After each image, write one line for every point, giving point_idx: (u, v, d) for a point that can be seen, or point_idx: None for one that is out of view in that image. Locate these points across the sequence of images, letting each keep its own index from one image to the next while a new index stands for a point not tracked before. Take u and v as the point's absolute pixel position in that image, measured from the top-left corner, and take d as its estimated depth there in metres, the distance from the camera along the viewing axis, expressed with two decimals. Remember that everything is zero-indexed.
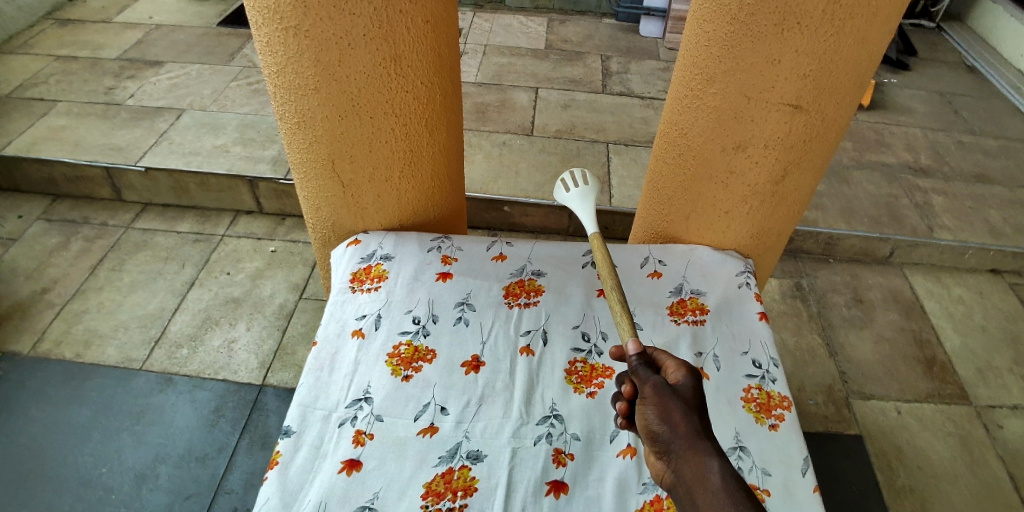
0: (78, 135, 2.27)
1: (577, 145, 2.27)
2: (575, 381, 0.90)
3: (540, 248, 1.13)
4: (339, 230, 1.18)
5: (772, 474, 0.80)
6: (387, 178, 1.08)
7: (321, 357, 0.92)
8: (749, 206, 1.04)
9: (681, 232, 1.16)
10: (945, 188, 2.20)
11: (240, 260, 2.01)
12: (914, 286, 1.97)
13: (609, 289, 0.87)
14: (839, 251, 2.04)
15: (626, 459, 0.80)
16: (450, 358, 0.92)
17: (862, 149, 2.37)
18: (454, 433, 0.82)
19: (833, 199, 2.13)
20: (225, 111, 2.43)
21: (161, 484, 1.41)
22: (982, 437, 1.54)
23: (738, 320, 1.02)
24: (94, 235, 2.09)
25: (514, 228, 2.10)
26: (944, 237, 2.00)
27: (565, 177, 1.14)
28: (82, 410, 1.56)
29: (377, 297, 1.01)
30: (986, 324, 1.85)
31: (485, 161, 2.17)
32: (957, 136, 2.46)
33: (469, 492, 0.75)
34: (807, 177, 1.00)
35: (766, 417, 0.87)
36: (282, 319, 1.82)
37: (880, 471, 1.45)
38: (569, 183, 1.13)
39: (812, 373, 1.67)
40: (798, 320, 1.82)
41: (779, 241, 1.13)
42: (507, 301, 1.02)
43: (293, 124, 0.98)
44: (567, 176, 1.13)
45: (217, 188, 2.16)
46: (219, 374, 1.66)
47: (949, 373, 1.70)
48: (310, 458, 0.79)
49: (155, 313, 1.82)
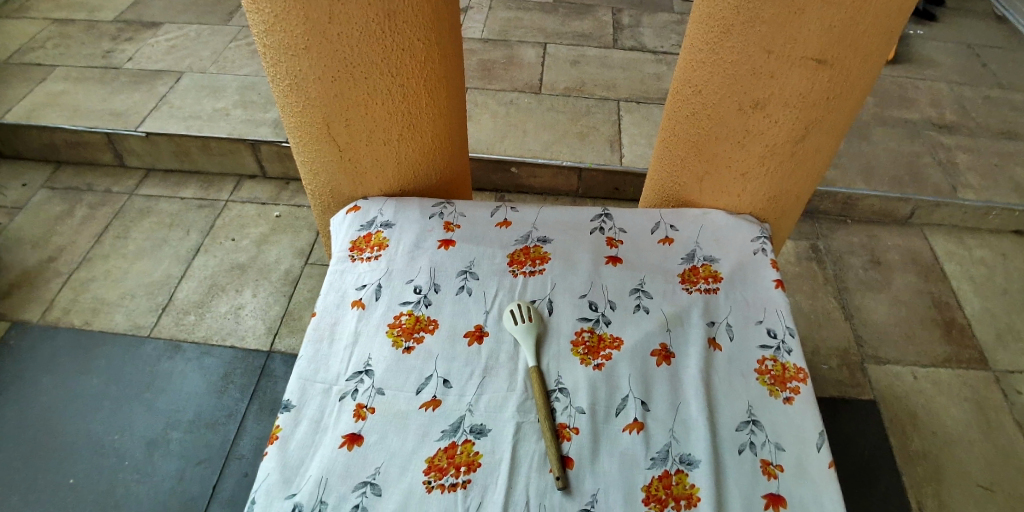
0: (77, 100, 2.22)
1: (587, 103, 2.18)
2: (582, 352, 0.87)
3: (546, 214, 1.09)
4: (339, 196, 1.13)
5: (785, 449, 0.77)
6: (385, 142, 1.03)
7: (321, 328, 0.90)
8: (767, 168, 0.98)
9: (694, 194, 1.10)
10: (971, 145, 2.10)
11: (245, 226, 1.98)
12: (934, 247, 1.91)
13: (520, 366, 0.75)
14: (857, 211, 1.97)
15: (633, 434, 0.77)
16: (453, 328, 0.89)
17: (885, 104, 2.26)
18: (457, 406, 0.80)
19: (853, 158, 2.04)
20: (224, 73, 2.36)
21: (173, 450, 1.43)
22: (999, 402, 1.51)
23: (752, 287, 0.98)
24: (98, 202, 2.06)
25: (522, 190, 2.04)
26: (967, 196, 1.92)
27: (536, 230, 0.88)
28: (93, 377, 1.57)
29: (376, 266, 0.98)
30: (1008, 286, 1.79)
31: (492, 120, 2.09)
32: (984, 90, 2.33)
33: (473, 467, 0.73)
34: (830, 136, 0.93)
35: (780, 390, 0.84)
36: (288, 284, 1.80)
37: (894, 436, 1.43)
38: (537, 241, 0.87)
39: (827, 336, 1.64)
40: (814, 283, 1.77)
41: (797, 204, 1.07)
42: (512, 269, 0.98)
43: (284, 85, 0.93)
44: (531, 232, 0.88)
45: (219, 151, 2.11)
46: (227, 340, 1.66)
47: (968, 337, 1.65)
48: (310, 432, 0.77)
49: (161, 280, 1.81)
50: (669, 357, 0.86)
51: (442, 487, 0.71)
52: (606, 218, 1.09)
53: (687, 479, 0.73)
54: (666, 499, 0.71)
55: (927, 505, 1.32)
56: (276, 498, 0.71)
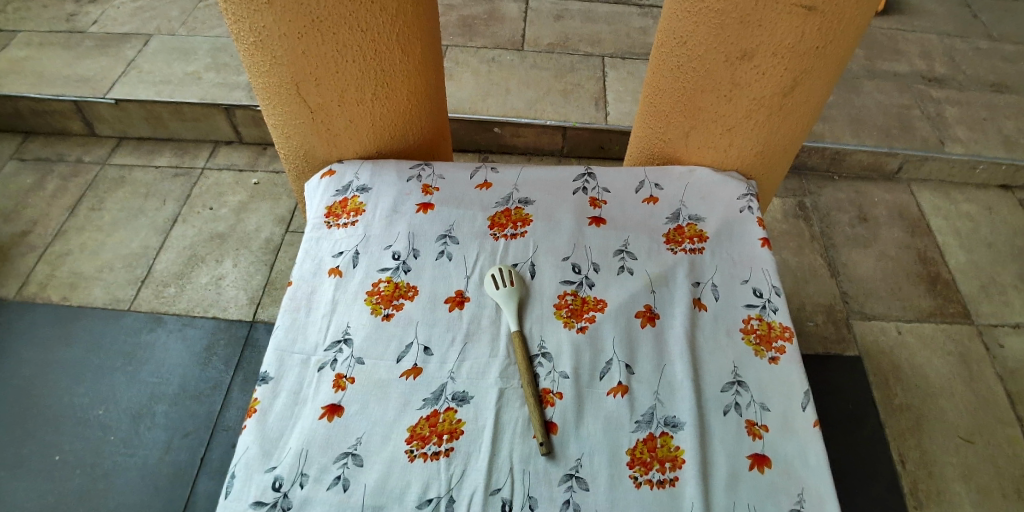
0: (41, 67, 2.10)
1: (572, 59, 2.11)
2: (565, 315, 0.85)
3: (527, 174, 1.05)
4: (313, 159, 1.08)
5: (770, 409, 0.77)
6: (358, 102, 0.97)
7: (297, 297, 0.87)
8: (755, 121, 0.95)
9: (680, 150, 1.07)
10: (960, 98, 2.07)
11: (222, 194, 1.92)
12: (921, 202, 1.90)
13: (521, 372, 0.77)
14: (845, 166, 1.95)
15: (617, 398, 0.76)
16: (433, 294, 0.87)
17: (874, 56, 2.21)
18: (440, 373, 0.78)
19: (842, 112, 2.01)
20: (194, 35, 2.25)
21: (159, 422, 1.42)
22: (982, 355, 1.53)
23: (739, 245, 0.96)
24: (69, 173, 1.98)
25: (505, 149, 1.99)
26: (955, 150, 1.91)
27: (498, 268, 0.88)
28: (74, 353, 1.54)
29: (353, 232, 0.94)
30: (993, 241, 1.80)
31: (473, 79, 2.02)
32: (975, 41, 2.28)
33: (455, 435, 0.72)
34: (820, 86, 0.89)
35: (765, 350, 0.83)
36: (269, 253, 1.77)
37: (878, 390, 1.46)
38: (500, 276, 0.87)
39: (813, 292, 1.64)
40: (801, 240, 1.76)
41: (786, 158, 1.04)
42: (493, 232, 0.95)
43: (246, 43, 0.87)
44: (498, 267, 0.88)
45: (192, 117, 2.03)
46: (209, 310, 1.63)
47: (952, 291, 1.67)
48: (289, 404, 0.75)
49: (139, 252, 1.76)
50: (654, 318, 0.85)
51: (425, 456, 0.70)
52: (589, 177, 1.06)
53: (671, 441, 0.73)
54: (651, 461, 0.71)
55: (909, 457, 1.35)
56: (255, 472, 0.70)
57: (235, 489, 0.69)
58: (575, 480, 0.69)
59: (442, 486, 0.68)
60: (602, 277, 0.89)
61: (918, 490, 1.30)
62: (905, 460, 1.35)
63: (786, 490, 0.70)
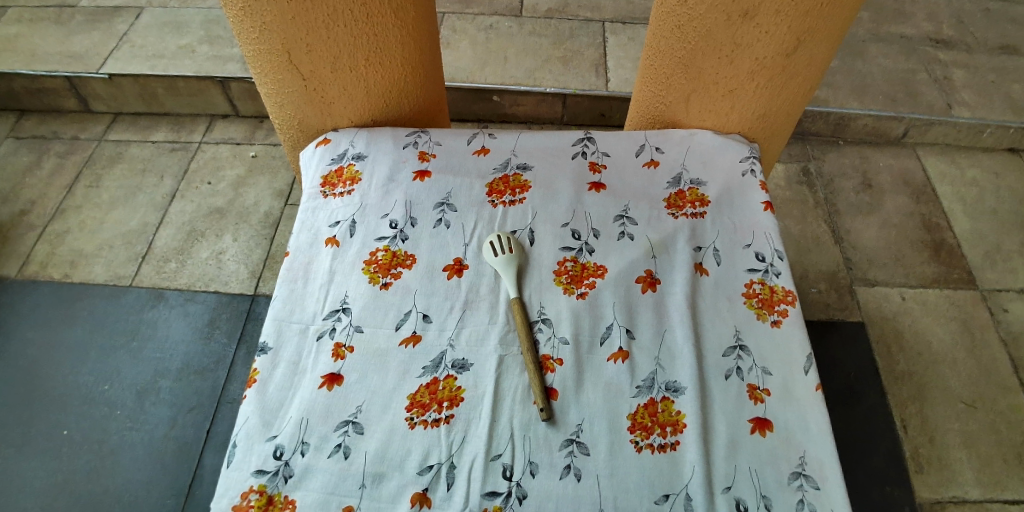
0: (33, 43, 2.05)
1: (572, 26, 2.05)
2: (565, 282, 0.84)
3: (525, 140, 1.03)
4: (307, 129, 1.06)
5: (772, 373, 0.76)
6: (350, 69, 0.95)
7: (294, 268, 0.86)
8: (756, 83, 0.92)
9: (681, 114, 1.04)
10: (968, 61, 2.01)
11: (220, 169, 1.90)
12: (926, 167, 1.87)
13: (522, 342, 0.77)
14: (849, 132, 1.91)
15: (618, 364, 0.76)
16: (431, 263, 0.86)
17: (881, 19, 2.14)
18: (438, 341, 0.78)
19: (847, 76, 1.96)
20: (186, 7, 2.19)
21: (165, 398, 1.43)
22: (986, 321, 1.52)
23: (740, 210, 0.94)
24: (66, 151, 1.96)
25: (505, 119, 1.96)
26: (961, 114, 1.87)
27: (494, 238, 0.87)
28: (77, 331, 1.54)
29: (350, 201, 0.93)
30: (999, 206, 1.77)
31: (470, 47, 1.97)
32: (985, 2, 2.21)
33: (455, 403, 0.72)
34: (824, 47, 0.86)
35: (768, 313, 0.82)
36: (269, 226, 1.75)
37: (879, 357, 1.45)
38: (497, 246, 0.85)
39: (815, 260, 1.63)
40: (804, 208, 1.74)
41: (788, 122, 1.01)
42: (491, 199, 0.94)
43: (235, 8, 0.83)
44: (495, 239, 0.86)
45: (187, 92, 1.99)
46: (210, 286, 1.63)
47: (957, 258, 1.65)
48: (289, 374, 0.75)
49: (138, 229, 1.75)
50: (655, 284, 0.84)
51: (425, 423, 0.70)
52: (588, 142, 1.03)
53: (672, 406, 0.73)
54: (652, 426, 0.71)
55: (910, 423, 1.36)
56: (256, 441, 0.70)
57: (236, 458, 0.69)
58: (575, 445, 0.69)
59: (442, 453, 0.68)
60: (603, 243, 0.88)
61: (919, 455, 1.31)
62: (907, 427, 1.35)
63: (787, 454, 0.70)
